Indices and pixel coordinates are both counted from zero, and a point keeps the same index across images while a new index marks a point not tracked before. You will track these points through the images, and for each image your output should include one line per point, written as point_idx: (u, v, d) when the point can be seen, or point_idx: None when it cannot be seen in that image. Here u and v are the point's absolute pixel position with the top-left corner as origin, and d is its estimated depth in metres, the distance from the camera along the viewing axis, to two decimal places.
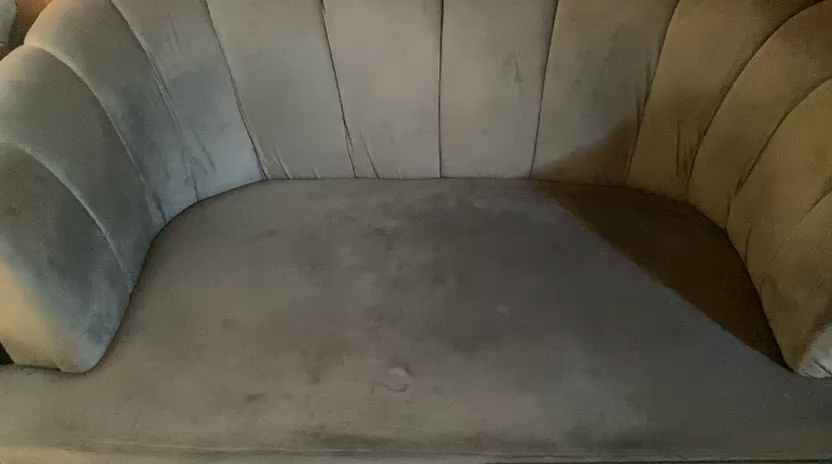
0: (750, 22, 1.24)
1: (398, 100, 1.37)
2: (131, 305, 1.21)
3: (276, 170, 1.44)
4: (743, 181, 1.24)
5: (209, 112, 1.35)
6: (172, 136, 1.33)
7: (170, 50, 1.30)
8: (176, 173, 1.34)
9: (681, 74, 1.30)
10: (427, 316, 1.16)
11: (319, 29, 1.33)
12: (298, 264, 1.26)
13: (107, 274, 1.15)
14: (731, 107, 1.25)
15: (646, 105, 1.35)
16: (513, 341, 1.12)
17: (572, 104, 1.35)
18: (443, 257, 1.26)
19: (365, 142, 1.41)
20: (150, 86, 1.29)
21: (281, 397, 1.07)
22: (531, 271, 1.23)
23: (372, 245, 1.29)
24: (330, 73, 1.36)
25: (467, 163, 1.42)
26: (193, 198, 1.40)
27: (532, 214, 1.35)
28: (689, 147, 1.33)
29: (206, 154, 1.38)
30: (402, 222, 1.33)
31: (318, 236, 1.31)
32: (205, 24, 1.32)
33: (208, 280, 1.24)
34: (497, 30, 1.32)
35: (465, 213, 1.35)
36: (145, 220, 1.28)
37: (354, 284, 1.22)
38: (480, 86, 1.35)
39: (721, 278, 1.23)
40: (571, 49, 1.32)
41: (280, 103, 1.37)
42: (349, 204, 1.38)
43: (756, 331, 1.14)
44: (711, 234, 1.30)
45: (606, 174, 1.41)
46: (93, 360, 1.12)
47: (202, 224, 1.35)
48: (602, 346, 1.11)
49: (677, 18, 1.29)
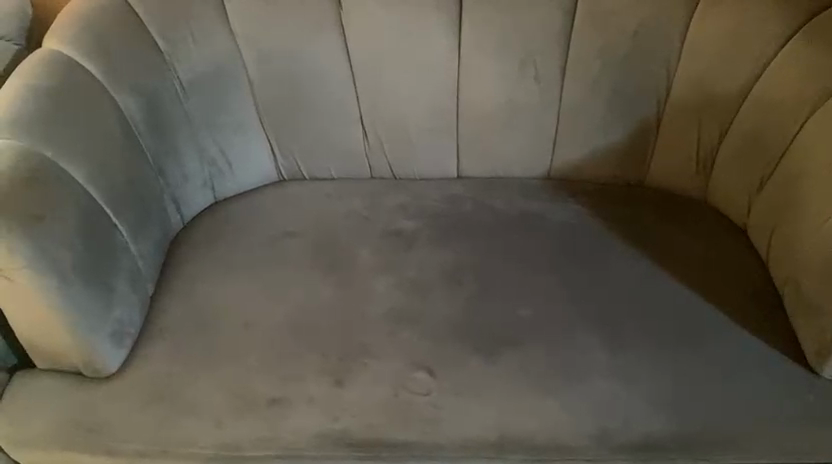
0: (772, 20, 1.23)
1: (415, 101, 1.36)
2: (152, 308, 1.21)
3: (294, 171, 1.43)
4: (764, 181, 1.23)
5: (226, 114, 1.35)
6: (190, 137, 1.32)
7: (188, 51, 1.29)
8: (193, 174, 1.34)
9: (702, 73, 1.29)
10: (448, 319, 1.16)
11: (337, 28, 1.32)
12: (316, 266, 1.25)
13: (129, 278, 1.15)
14: (753, 107, 1.24)
15: (666, 104, 1.34)
16: (535, 344, 1.12)
17: (591, 103, 1.34)
18: (463, 258, 1.25)
19: (381, 141, 1.40)
20: (168, 87, 1.28)
21: (303, 402, 1.07)
22: (551, 272, 1.23)
23: (391, 246, 1.28)
24: (348, 73, 1.35)
25: (484, 162, 1.41)
26: (211, 199, 1.39)
27: (551, 215, 1.34)
28: (710, 146, 1.32)
29: (224, 156, 1.37)
30: (420, 223, 1.32)
31: (336, 238, 1.30)
32: (222, 24, 1.31)
33: (227, 282, 1.24)
34: (515, 29, 1.31)
35: (483, 214, 1.34)
36: (164, 223, 1.28)
37: (373, 286, 1.21)
38: (497, 85, 1.35)
39: (742, 279, 1.22)
40: (590, 48, 1.31)
41: (297, 104, 1.37)
42: (366, 205, 1.37)
43: (779, 334, 1.14)
44: (731, 235, 1.29)
45: (625, 173, 1.40)
46: (117, 364, 1.12)
47: (219, 226, 1.34)
48: (624, 349, 1.11)
49: (698, 17, 1.28)
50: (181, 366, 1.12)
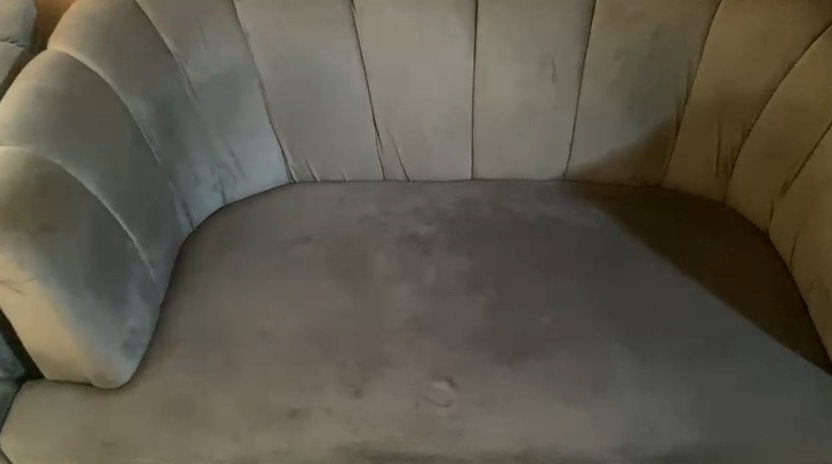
0: (797, 20, 1.20)
1: (429, 103, 1.34)
2: (163, 317, 1.18)
3: (305, 173, 1.40)
4: (788, 184, 1.21)
5: (237, 116, 1.31)
6: (202, 141, 1.29)
7: (198, 52, 1.25)
8: (204, 178, 1.30)
9: (724, 74, 1.26)
10: (468, 327, 1.13)
11: (350, 29, 1.29)
12: (332, 272, 1.23)
13: (140, 287, 1.12)
14: (777, 108, 1.21)
15: (687, 106, 1.31)
16: (558, 352, 1.09)
17: (609, 104, 1.32)
18: (481, 263, 1.23)
19: (395, 144, 1.37)
20: (179, 90, 1.24)
21: (322, 413, 1.04)
22: (571, 279, 1.20)
23: (407, 252, 1.25)
24: (361, 74, 1.32)
25: (499, 165, 1.39)
26: (222, 203, 1.36)
27: (569, 218, 1.31)
28: (731, 148, 1.30)
29: (235, 159, 1.34)
30: (437, 228, 1.30)
31: (351, 243, 1.28)
32: (232, 24, 1.27)
33: (241, 290, 1.21)
34: (533, 29, 1.28)
35: (499, 217, 1.31)
36: (175, 229, 1.25)
37: (390, 293, 1.19)
38: (514, 86, 1.32)
39: (765, 285, 1.20)
40: (609, 48, 1.28)
41: (309, 105, 1.33)
42: (380, 209, 1.34)
43: (805, 340, 1.12)
44: (753, 238, 1.27)
45: (644, 175, 1.38)
46: (128, 375, 1.09)
47: (230, 231, 1.31)
48: (649, 358, 1.09)
49: (720, 17, 1.25)
50: (195, 378, 1.09)
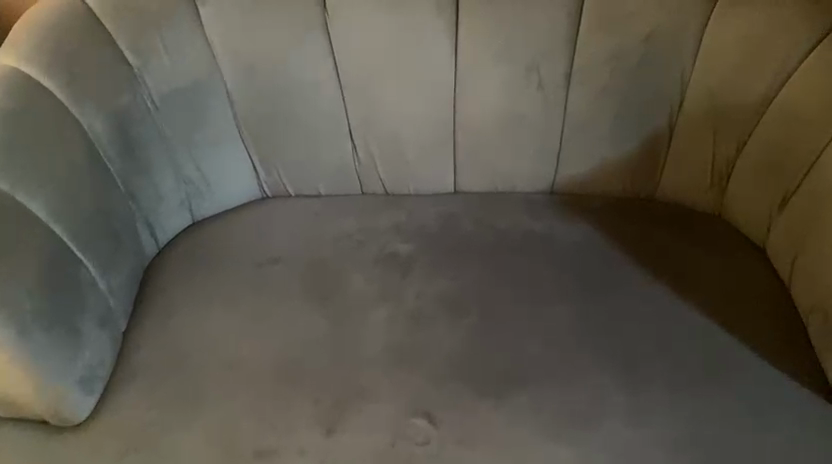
0: (797, 24, 1.12)
1: (409, 113, 1.26)
2: (124, 347, 1.11)
3: (278, 187, 1.33)
4: (787, 199, 1.14)
5: (203, 129, 1.24)
6: (166, 156, 1.21)
7: (159, 63, 1.17)
8: (169, 196, 1.23)
9: (719, 81, 1.19)
10: (450, 355, 1.06)
11: (323, 36, 1.22)
12: (305, 296, 1.15)
13: (98, 318, 1.04)
14: (774, 119, 1.14)
15: (679, 114, 1.24)
16: (545, 383, 1.03)
17: (598, 114, 1.25)
18: (463, 285, 1.16)
19: (373, 156, 1.30)
20: (139, 104, 1.16)
21: (293, 453, 0.97)
22: (559, 301, 1.14)
23: (385, 273, 1.18)
24: (335, 83, 1.25)
25: (483, 177, 1.32)
26: (189, 220, 1.29)
27: (557, 234, 1.25)
28: (726, 160, 1.23)
29: (201, 174, 1.26)
30: (417, 246, 1.23)
31: (326, 264, 1.20)
32: (197, 32, 1.19)
33: (208, 316, 1.13)
34: (518, 34, 1.20)
35: (483, 234, 1.25)
36: (137, 251, 1.17)
37: (367, 319, 1.12)
38: (498, 94, 1.25)
39: (762, 306, 1.14)
40: (598, 54, 1.21)
41: (280, 117, 1.26)
42: (358, 226, 1.27)
43: (804, 366, 1.06)
44: (749, 255, 1.21)
45: (635, 187, 1.31)
46: (85, 412, 1.02)
47: (199, 251, 1.24)
48: (641, 388, 1.03)
49: (715, 21, 1.17)
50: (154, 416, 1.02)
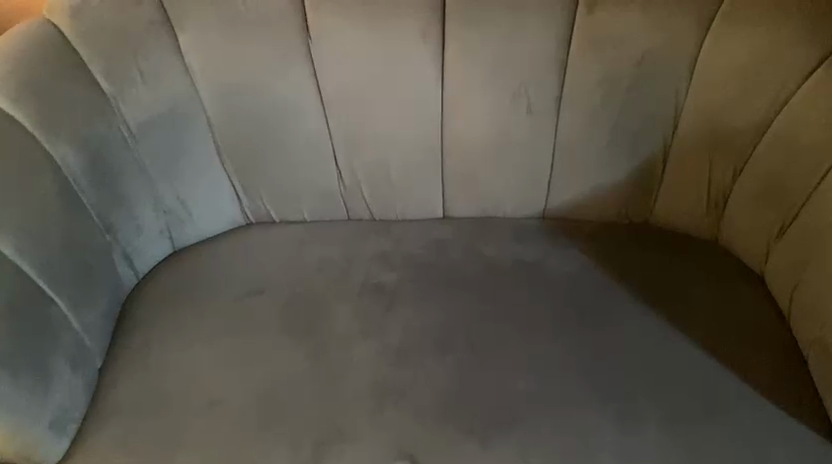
0: (796, 48, 1.07)
1: (395, 138, 1.23)
2: (99, 385, 1.07)
3: (262, 214, 1.29)
4: (785, 228, 1.10)
5: (182, 157, 1.20)
6: (144, 185, 1.18)
7: (136, 90, 1.14)
8: (148, 226, 1.20)
9: (715, 106, 1.15)
10: (436, 393, 1.03)
11: (306, 60, 1.18)
12: (288, 330, 1.12)
13: (70, 357, 1.01)
14: (770, 145, 1.11)
15: (673, 139, 1.21)
16: (535, 423, 0.99)
17: (590, 138, 1.21)
18: (451, 318, 1.12)
19: (359, 182, 1.26)
20: (115, 133, 1.13)
21: None
22: (550, 335, 1.10)
23: (370, 305, 1.14)
24: (319, 108, 1.21)
25: (472, 202, 1.28)
26: (170, 249, 1.26)
27: (549, 263, 1.21)
28: (722, 185, 1.19)
29: (182, 202, 1.23)
30: (403, 276, 1.19)
31: (309, 295, 1.17)
32: (175, 58, 1.16)
33: (186, 352, 1.10)
34: (507, 57, 1.17)
35: (472, 263, 1.21)
36: (114, 283, 1.14)
37: (351, 355, 1.08)
38: (486, 119, 1.21)
39: (759, 339, 1.10)
40: (589, 78, 1.17)
41: (263, 143, 1.23)
42: (343, 254, 1.23)
43: (803, 403, 1.03)
44: (746, 284, 1.18)
45: (629, 212, 1.28)
46: (55, 456, 0.98)
47: (179, 282, 1.20)
48: (634, 429, 0.99)
49: (710, 44, 1.13)
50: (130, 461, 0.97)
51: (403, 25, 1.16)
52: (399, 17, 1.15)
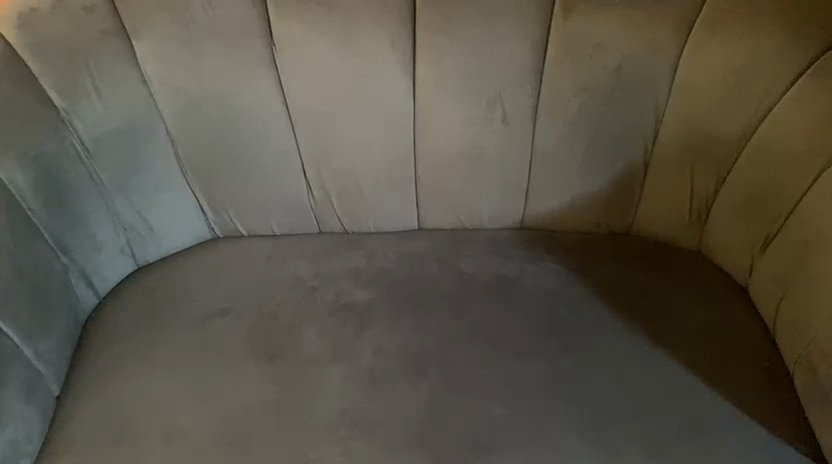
0: (779, 53, 1.03)
1: (366, 149, 1.18)
2: (56, 415, 1.02)
3: (229, 228, 1.24)
4: (769, 239, 1.07)
5: (142, 171, 1.15)
6: (101, 203, 1.12)
7: (90, 104, 1.08)
8: (107, 244, 1.14)
9: (697, 113, 1.11)
10: (409, 420, 0.98)
11: (271, 70, 1.12)
12: (254, 353, 1.07)
13: (22, 389, 0.96)
14: (753, 154, 1.06)
15: (654, 147, 1.16)
16: (512, 451, 0.95)
17: (568, 147, 1.17)
18: (424, 339, 1.08)
19: (330, 194, 1.22)
20: (67, 150, 1.07)
21: None
22: (527, 355, 1.06)
23: (341, 326, 1.10)
24: (286, 119, 1.16)
25: (448, 213, 1.24)
26: (132, 266, 1.20)
27: (527, 277, 1.17)
28: (705, 195, 1.15)
29: (143, 218, 1.17)
30: (376, 294, 1.14)
31: (278, 316, 1.12)
32: (131, 68, 1.10)
33: (148, 379, 1.05)
34: (480, 65, 1.12)
35: (448, 278, 1.17)
36: (70, 307, 1.09)
37: (320, 379, 1.03)
38: (460, 128, 1.16)
39: (744, 355, 1.07)
40: (566, 86, 1.13)
41: (227, 156, 1.17)
42: (314, 270, 1.18)
43: (790, 421, 1.00)
44: (730, 297, 1.14)
45: (609, 222, 1.23)
46: None
47: (141, 303, 1.15)
48: (614, 454, 0.95)
49: (691, 49, 1.09)
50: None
51: (371, 32, 1.10)
52: (366, 23, 1.10)
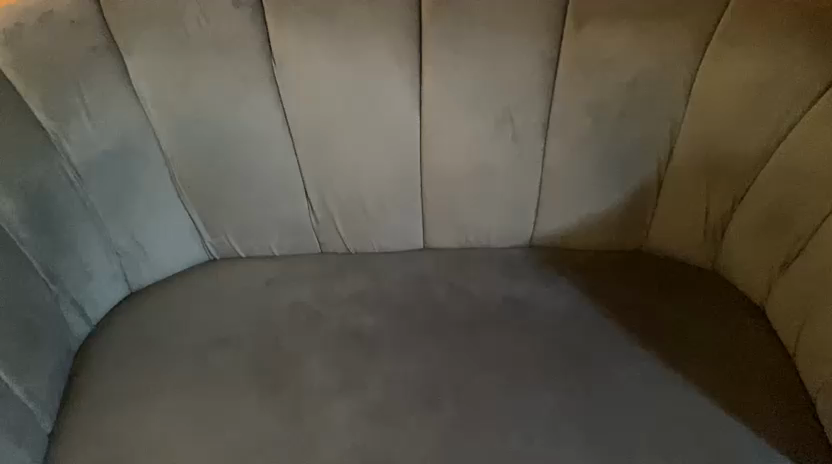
0: (800, 69, 0.99)
1: (369, 168, 1.13)
2: (48, 455, 0.97)
3: (227, 250, 1.19)
4: (789, 261, 1.03)
5: (136, 194, 1.10)
6: (93, 228, 1.07)
7: (81, 125, 1.03)
8: (99, 271, 1.09)
9: (714, 131, 1.07)
10: (421, 458, 0.94)
11: (271, 87, 1.07)
12: (257, 386, 1.02)
13: (13, 431, 0.91)
14: (773, 173, 1.03)
15: (669, 164, 1.13)
16: None
17: (579, 165, 1.13)
18: (434, 368, 1.04)
19: (332, 214, 1.17)
20: (57, 175, 1.02)
21: None
22: (542, 385, 1.02)
23: (347, 355, 1.05)
24: (286, 138, 1.11)
25: (454, 233, 1.20)
26: (125, 291, 1.15)
27: (538, 300, 1.13)
28: (721, 213, 1.12)
29: (137, 242, 1.12)
30: (382, 319, 1.10)
31: (280, 344, 1.07)
32: (124, 86, 1.04)
33: (145, 414, 1.00)
34: (489, 80, 1.07)
35: (456, 302, 1.12)
36: (61, 338, 1.04)
37: (327, 414, 0.99)
38: (468, 146, 1.12)
39: (764, 380, 1.04)
40: (579, 101, 1.09)
41: (225, 177, 1.12)
42: (316, 295, 1.14)
43: (814, 450, 0.96)
44: (747, 318, 1.11)
45: (621, 240, 1.20)
46: None
47: (136, 331, 1.10)
48: None
49: (708, 64, 1.05)
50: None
51: (374, 46, 1.05)
52: (370, 37, 1.04)
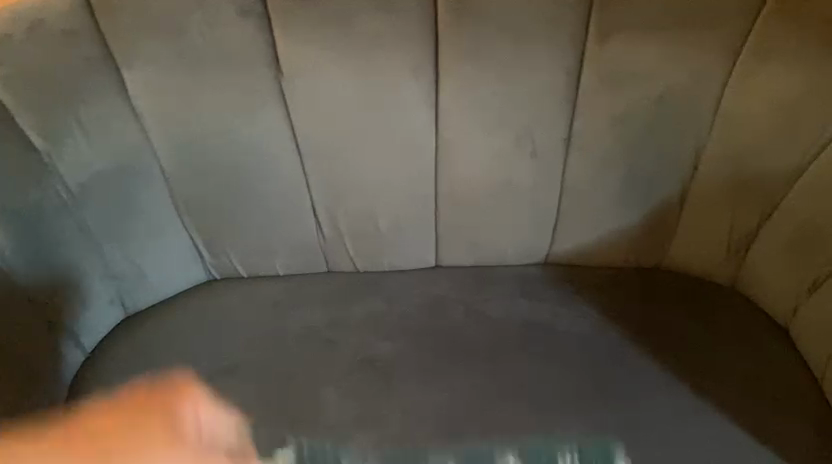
0: None
1: (383, 184, 1.07)
2: None
3: (229, 270, 1.13)
4: (818, 282, 1.00)
5: (134, 217, 1.03)
6: (89, 254, 1.00)
7: (76, 144, 0.96)
8: (96, 297, 1.03)
9: (742, 146, 1.03)
10: None
11: (278, 100, 1.01)
12: (267, 421, 0.97)
13: None
14: (804, 191, 1.00)
15: (694, 179, 1.08)
16: None
17: (601, 182, 1.09)
18: (454, 399, 0.99)
19: (341, 232, 1.11)
20: (52, 198, 0.95)
21: None
22: (567, 415, 0.98)
23: (362, 385, 1.00)
24: (294, 152, 1.04)
25: (470, 251, 1.15)
26: (122, 316, 1.08)
27: (558, 322, 1.09)
28: (746, 230, 1.08)
29: (135, 266, 1.05)
30: (397, 346, 1.05)
31: (291, 375, 1.02)
32: (122, 101, 0.98)
33: None
34: (510, 93, 1.02)
35: (473, 326, 1.08)
36: (55, 371, 0.96)
37: (342, 451, 0.94)
38: (486, 163, 1.07)
39: (789, 404, 1.01)
40: (602, 115, 1.03)
41: (228, 195, 1.06)
42: (326, 319, 1.08)
43: None
44: (770, 338, 1.08)
45: (640, 256, 1.16)
46: None
47: (134, 361, 1.04)
48: None
49: (738, 78, 1.00)
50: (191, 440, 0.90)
51: (388, 57, 0.98)
52: (383, 47, 0.98)
